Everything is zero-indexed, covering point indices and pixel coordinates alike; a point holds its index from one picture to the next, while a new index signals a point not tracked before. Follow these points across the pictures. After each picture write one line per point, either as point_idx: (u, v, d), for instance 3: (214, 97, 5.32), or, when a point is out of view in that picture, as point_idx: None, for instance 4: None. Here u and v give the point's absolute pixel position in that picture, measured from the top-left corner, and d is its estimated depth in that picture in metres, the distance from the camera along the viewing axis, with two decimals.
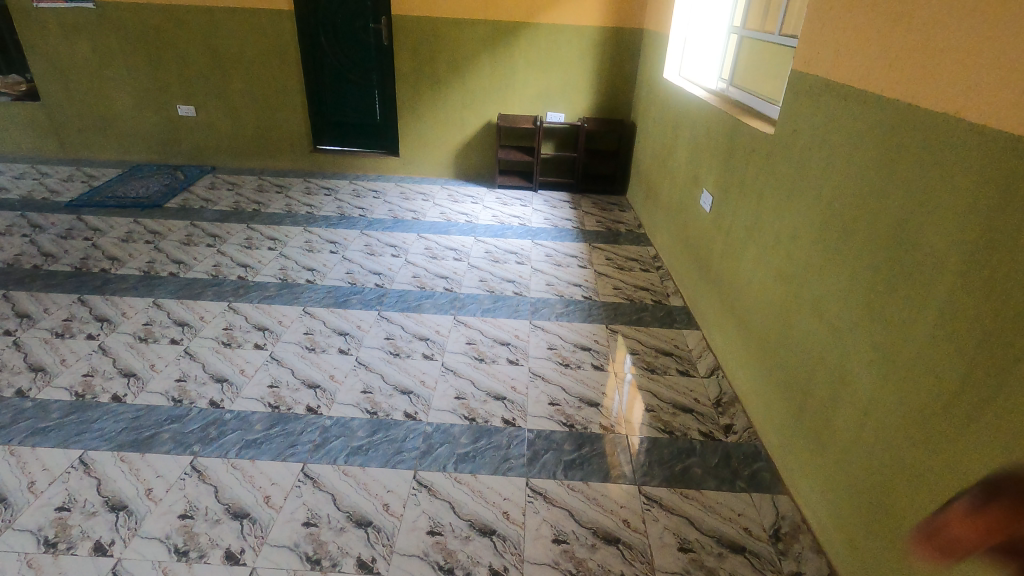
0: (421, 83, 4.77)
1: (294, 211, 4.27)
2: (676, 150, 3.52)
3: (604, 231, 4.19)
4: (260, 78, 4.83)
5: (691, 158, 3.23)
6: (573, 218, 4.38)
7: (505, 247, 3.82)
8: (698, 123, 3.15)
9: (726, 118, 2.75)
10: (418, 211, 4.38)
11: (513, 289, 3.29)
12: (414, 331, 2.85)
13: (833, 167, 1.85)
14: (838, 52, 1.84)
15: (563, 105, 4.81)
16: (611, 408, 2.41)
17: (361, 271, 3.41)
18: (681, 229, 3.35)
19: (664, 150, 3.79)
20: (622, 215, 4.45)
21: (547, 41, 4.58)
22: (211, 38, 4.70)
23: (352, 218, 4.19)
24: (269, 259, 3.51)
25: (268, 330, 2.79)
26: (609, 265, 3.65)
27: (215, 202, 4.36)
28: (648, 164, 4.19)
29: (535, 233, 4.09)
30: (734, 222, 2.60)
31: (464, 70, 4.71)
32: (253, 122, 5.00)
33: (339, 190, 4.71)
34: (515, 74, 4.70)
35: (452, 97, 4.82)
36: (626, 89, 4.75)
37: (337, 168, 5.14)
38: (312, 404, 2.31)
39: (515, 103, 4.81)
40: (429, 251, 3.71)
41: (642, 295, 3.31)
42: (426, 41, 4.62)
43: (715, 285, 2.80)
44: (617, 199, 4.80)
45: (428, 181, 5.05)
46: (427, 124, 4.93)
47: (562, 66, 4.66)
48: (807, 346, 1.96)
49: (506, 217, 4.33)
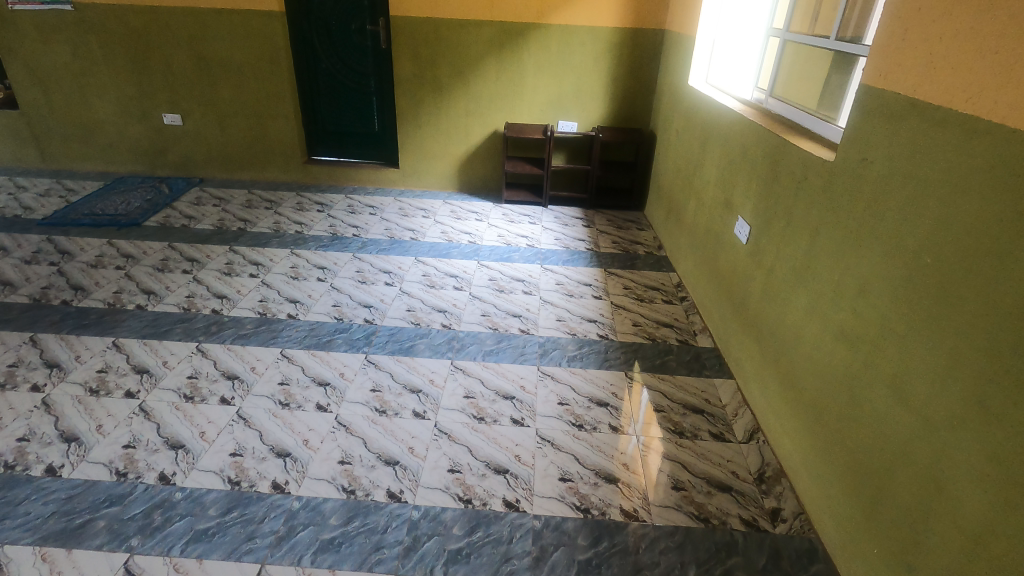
0: (422, 90, 4.41)
1: (282, 230, 3.93)
2: (704, 167, 3.12)
3: (621, 253, 3.80)
4: (250, 84, 4.49)
5: (723, 179, 2.83)
6: (587, 238, 4.00)
7: (511, 274, 3.45)
8: (732, 139, 2.75)
9: (768, 136, 2.35)
10: (417, 230, 4.02)
11: (519, 326, 2.91)
12: (404, 380, 2.48)
13: (922, 211, 1.46)
14: (931, 66, 1.43)
15: (576, 113, 4.42)
16: (633, 484, 2.03)
17: (350, 304, 3.05)
18: (711, 258, 2.95)
19: (689, 166, 3.39)
20: (640, 235, 4.06)
21: (559, 43, 4.19)
22: (196, 40, 4.36)
23: (345, 238, 3.84)
24: (250, 288, 3.17)
25: (238, 380, 2.44)
26: (627, 296, 3.26)
27: (198, 220, 4.03)
28: (670, 179, 3.79)
29: (545, 256, 3.71)
30: (779, 260, 2.20)
31: (469, 76, 4.34)
32: (243, 131, 4.67)
33: (333, 205, 4.37)
34: (524, 79, 4.32)
35: (456, 104, 4.45)
36: (645, 96, 4.35)
37: (333, 181, 4.80)
38: (279, 480, 1.96)
39: (524, 111, 4.44)
40: (427, 279, 3.34)
41: (666, 333, 2.92)
42: (428, 44, 4.25)
43: (754, 330, 2.40)
44: (634, 215, 4.41)
45: (430, 194, 4.70)
46: (429, 133, 4.57)
47: (575, 71, 4.27)
48: (881, 429, 1.57)
49: (513, 238, 3.96)
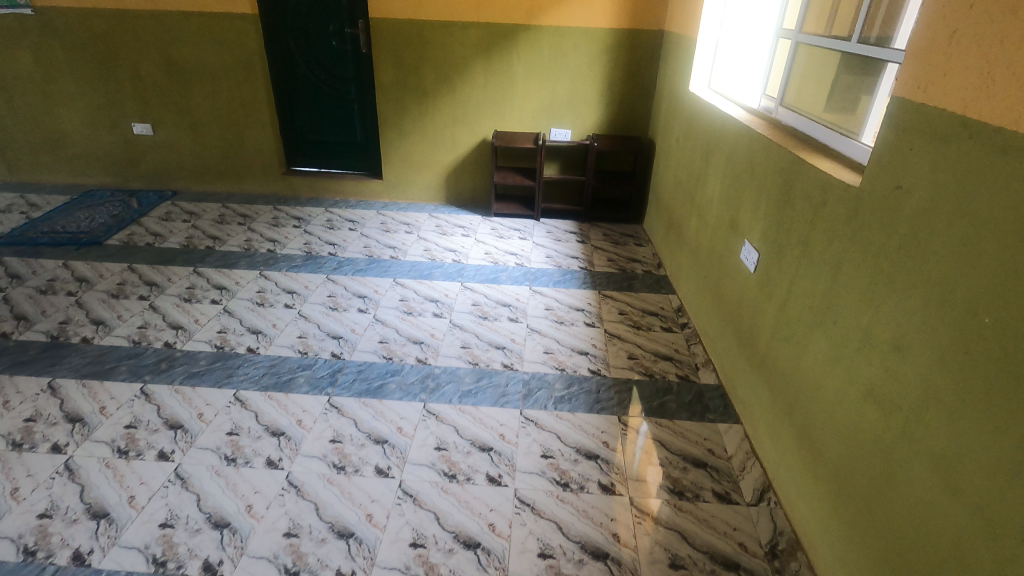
0: (405, 96, 4.14)
1: (253, 249, 3.66)
2: (707, 182, 2.83)
3: (617, 273, 3.52)
4: (223, 92, 4.23)
5: (728, 198, 2.54)
6: (580, 255, 3.72)
7: (496, 297, 3.17)
8: (737, 154, 2.47)
9: (779, 153, 2.06)
10: (398, 247, 3.74)
11: (502, 361, 2.63)
12: (369, 429, 2.20)
13: (976, 260, 1.17)
14: (988, 77, 1.14)
15: (569, 120, 4.14)
16: (623, 561, 1.75)
17: (317, 335, 2.78)
18: (715, 284, 2.66)
19: (691, 179, 3.10)
20: (638, 251, 3.77)
21: (550, 45, 3.91)
22: (165, 45, 4.10)
23: (320, 257, 3.57)
24: (209, 317, 2.90)
25: (181, 430, 2.17)
26: (623, 322, 2.98)
27: (165, 238, 3.77)
28: (670, 192, 3.50)
29: (534, 276, 3.43)
30: (794, 297, 1.91)
31: (455, 81, 4.07)
32: (218, 141, 4.41)
33: (311, 220, 4.10)
34: (514, 85, 4.05)
35: (442, 112, 4.18)
36: (643, 101, 4.06)
37: (313, 193, 4.53)
38: (212, 560, 1.70)
39: (514, 118, 4.16)
40: (404, 304, 3.07)
41: (665, 367, 2.64)
42: (411, 48, 3.98)
43: (764, 372, 2.11)
44: (632, 228, 4.12)
45: (415, 206, 4.42)
46: (414, 142, 4.30)
47: (568, 75, 3.99)
48: (922, 521, 1.29)
49: (501, 255, 3.68)
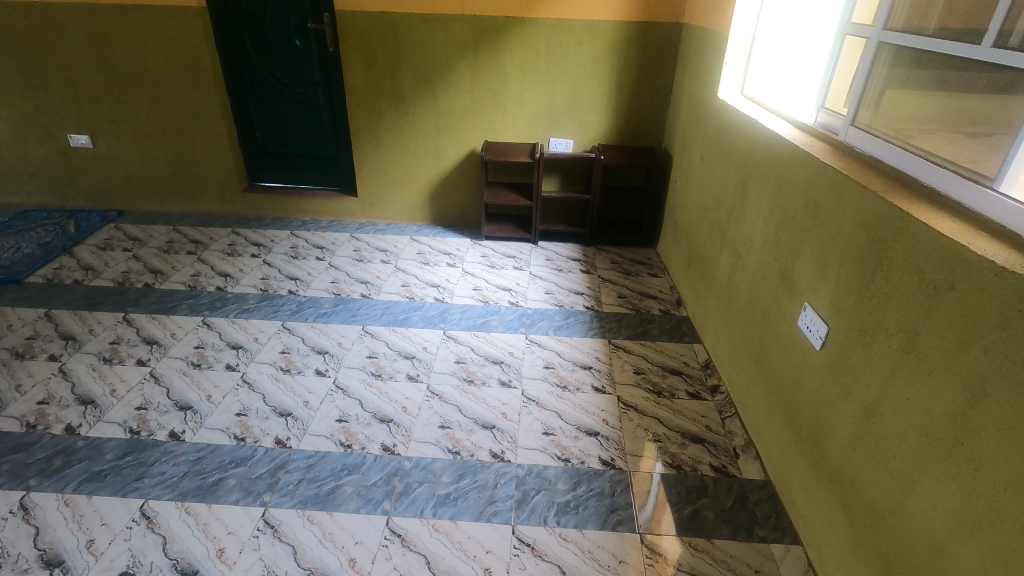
0: (380, 103, 3.57)
1: (200, 286, 3.11)
2: (745, 217, 2.28)
3: (629, 313, 2.97)
4: (170, 98, 3.66)
5: (777, 243, 1.99)
6: (585, 290, 3.17)
7: (485, 352, 2.62)
8: (790, 189, 1.91)
9: (862, 199, 1.51)
10: (372, 282, 3.20)
11: (490, 449, 2.09)
12: (312, 563, 1.68)
13: None
14: None
15: (571, 129, 3.58)
16: None
17: (261, 410, 2.24)
18: (758, 350, 2.12)
19: (720, 209, 2.55)
20: (652, 284, 3.23)
21: (548, 43, 3.33)
22: (100, 45, 3.53)
23: (278, 297, 3.02)
24: (130, 384, 2.35)
25: (60, 569, 1.64)
26: (639, 386, 2.44)
27: (98, 272, 3.22)
28: (692, 219, 2.95)
29: (531, 320, 2.89)
30: (892, 408, 1.37)
31: (437, 85, 3.50)
32: (168, 154, 3.84)
33: (274, 247, 3.56)
34: (506, 88, 3.47)
35: (423, 120, 3.61)
36: (657, 106, 3.49)
37: (279, 213, 3.98)
38: None
39: (507, 127, 3.60)
40: (372, 364, 2.52)
41: (694, 454, 2.10)
42: (386, 46, 3.41)
43: (838, 494, 1.57)
44: (644, 254, 3.57)
45: (395, 228, 3.87)
46: (392, 156, 3.74)
47: (569, 77, 3.42)
48: None
49: (492, 291, 3.14)
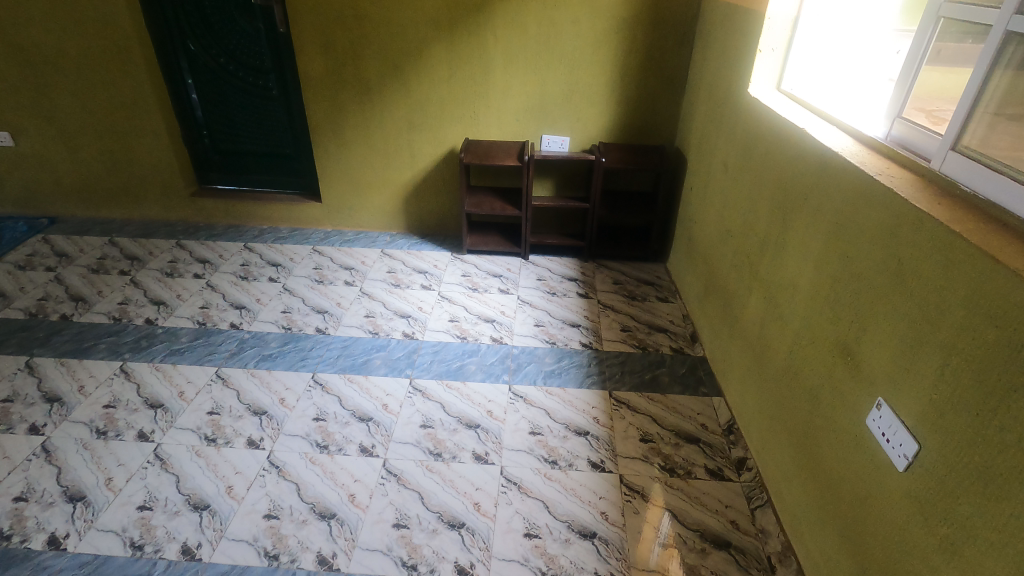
0: (343, 94, 3.03)
1: (127, 319, 2.63)
2: (786, 255, 1.76)
3: (634, 352, 2.49)
4: (98, 89, 3.13)
5: (835, 303, 1.49)
6: (581, 320, 2.68)
7: (459, 412, 2.15)
8: (858, 234, 1.40)
9: (991, 281, 1.00)
10: (331, 311, 2.71)
11: (457, 561, 1.64)
12: None
13: None
14: None
15: (567, 125, 3.04)
16: None
17: (171, 502, 1.78)
18: (804, 434, 1.64)
19: (750, 237, 2.04)
20: (662, 313, 2.74)
21: (539, 22, 2.77)
22: (9, 26, 2.98)
23: (216, 333, 2.54)
24: (13, 464, 1.89)
25: None
26: (646, 460, 1.97)
27: (9, 300, 2.73)
28: (712, 240, 2.44)
29: (517, 363, 2.41)
30: None
31: (408, 73, 2.95)
32: (102, 154, 3.32)
33: (221, 264, 3.06)
34: (490, 77, 2.93)
35: (394, 115, 3.08)
36: (669, 98, 2.94)
37: (234, 220, 3.48)
38: None
39: (492, 123, 3.06)
40: (318, 431, 2.05)
41: (718, 566, 1.65)
42: (345, 26, 2.85)
43: None
44: (651, 271, 3.08)
45: (365, 238, 3.37)
46: (359, 156, 3.22)
47: (565, 63, 2.87)
48: None
49: (472, 323, 2.65)
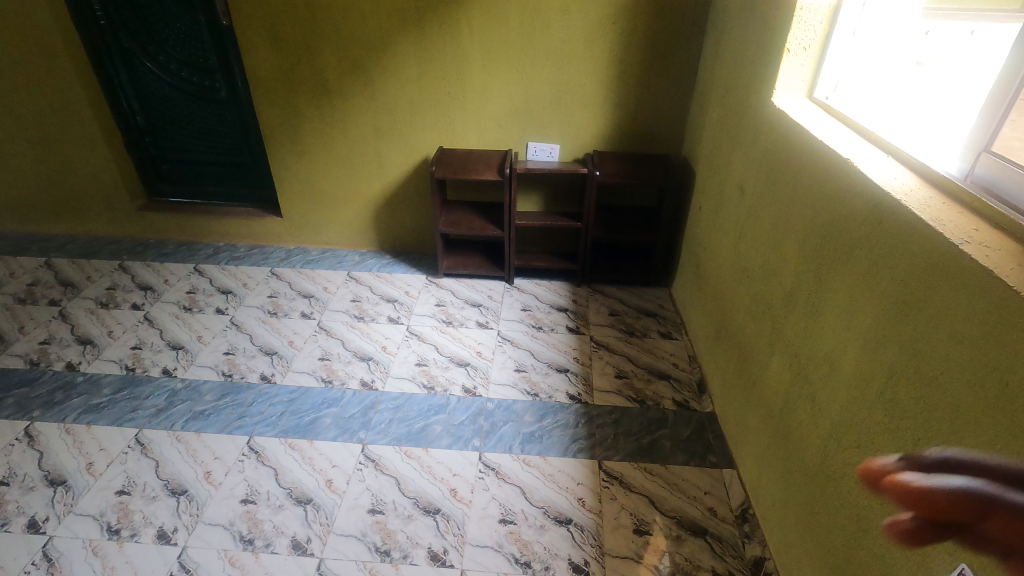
0: (299, 97, 2.64)
1: (45, 362, 2.28)
2: (823, 323, 1.37)
3: (631, 407, 2.11)
4: (24, 92, 2.75)
5: (894, 408, 1.10)
6: (570, 364, 2.31)
7: (416, 491, 1.79)
8: (933, 323, 1.00)
9: None
10: (281, 352, 2.35)
11: None
12: None
13: None
14: None
15: (555, 132, 2.63)
16: None
17: None
18: (842, 562, 1.26)
19: (773, 285, 1.65)
20: (664, 354, 2.36)
21: (520, 10, 2.35)
22: None
23: (144, 383, 2.19)
24: None
25: None
26: (640, 563, 1.60)
27: None
28: (725, 277, 2.04)
29: (492, 422, 2.04)
30: None
31: (371, 72, 2.54)
32: (36, 165, 2.96)
33: (165, 292, 2.71)
34: (466, 77, 2.52)
35: (358, 120, 2.68)
36: (674, 99, 2.51)
37: (188, 237, 3.12)
38: None
39: (470, 129, 2.66)
40: (244, 518, 1.71)
41: None
42: (296, 18, 2.45)
43: None
44: (653, 299, 2.69)
45: (331, 258, 3.00)
46: (321, 166, 2.83)
47: (552, 60, 2.45)
48: None
49: (442, 367, 2.28)
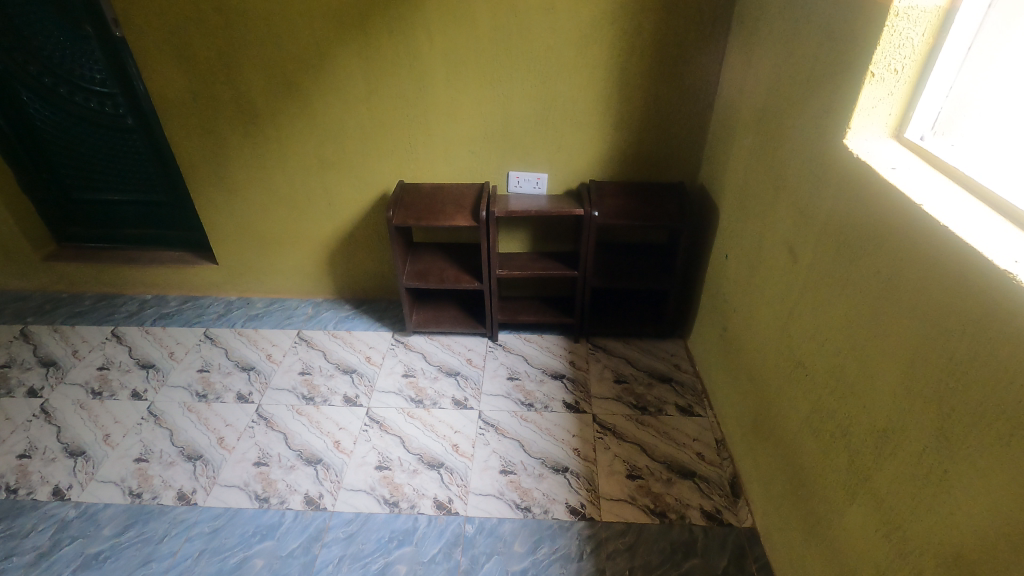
0: (223, 125, 2.12)
1: None
2: (957, 507, 0.90)
3: (648, 523, 1.66)
4: None
5: None
6: (569, 458, 1.85)
7: None
8: None
9: None
10: (205, 456, 1.87)
11: None
12: None
13: None
14: None
15: (542, 159, 2.13)
16: None
17: None
18: None
19: (852, 408, 1.18)
20: (685, 440, 1.90)
21: (492, 11, 1.83)
22: None
23: (26, 513, 1.71)
24: None
25: None
26: None
27: None
28: (768, 360, 1.57)
29: (471, 558, 1.58)
30: None
31: (309, 92, 2.02)
32: None
33: (72, 369, 2.21)
34: (428, 97, 2.01)
35: (298, 151, 2.16)
36: (691, 116, 2.00)
37: (108, 289, 2.61)
38: None
39: (437, 158, 2.15)
40: None
41: None
42: (207, 28, 1.91)
43: None
44: (667, 357, 2.22)
45: (280, 311, 2.51)
46: (259, 206, 2.32)
47: (537, 72, 1.93)
48: None
49: (409, 471, 1.81)
